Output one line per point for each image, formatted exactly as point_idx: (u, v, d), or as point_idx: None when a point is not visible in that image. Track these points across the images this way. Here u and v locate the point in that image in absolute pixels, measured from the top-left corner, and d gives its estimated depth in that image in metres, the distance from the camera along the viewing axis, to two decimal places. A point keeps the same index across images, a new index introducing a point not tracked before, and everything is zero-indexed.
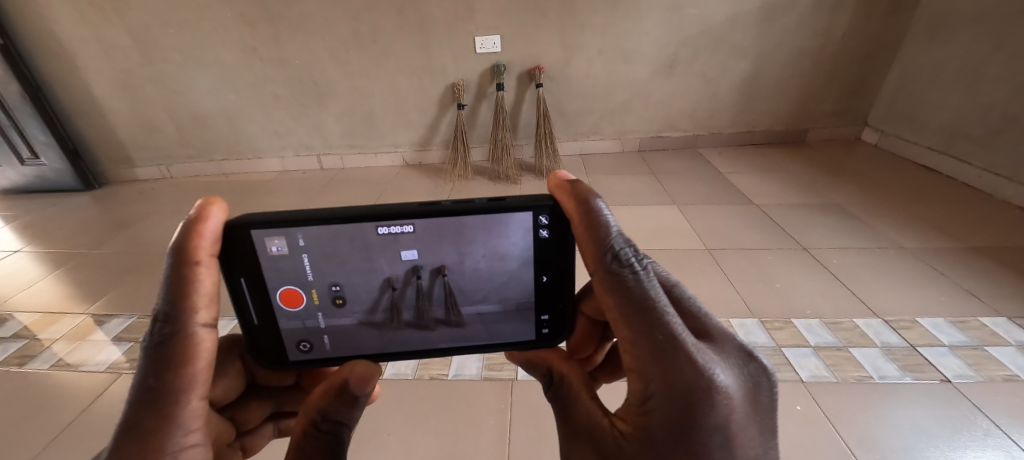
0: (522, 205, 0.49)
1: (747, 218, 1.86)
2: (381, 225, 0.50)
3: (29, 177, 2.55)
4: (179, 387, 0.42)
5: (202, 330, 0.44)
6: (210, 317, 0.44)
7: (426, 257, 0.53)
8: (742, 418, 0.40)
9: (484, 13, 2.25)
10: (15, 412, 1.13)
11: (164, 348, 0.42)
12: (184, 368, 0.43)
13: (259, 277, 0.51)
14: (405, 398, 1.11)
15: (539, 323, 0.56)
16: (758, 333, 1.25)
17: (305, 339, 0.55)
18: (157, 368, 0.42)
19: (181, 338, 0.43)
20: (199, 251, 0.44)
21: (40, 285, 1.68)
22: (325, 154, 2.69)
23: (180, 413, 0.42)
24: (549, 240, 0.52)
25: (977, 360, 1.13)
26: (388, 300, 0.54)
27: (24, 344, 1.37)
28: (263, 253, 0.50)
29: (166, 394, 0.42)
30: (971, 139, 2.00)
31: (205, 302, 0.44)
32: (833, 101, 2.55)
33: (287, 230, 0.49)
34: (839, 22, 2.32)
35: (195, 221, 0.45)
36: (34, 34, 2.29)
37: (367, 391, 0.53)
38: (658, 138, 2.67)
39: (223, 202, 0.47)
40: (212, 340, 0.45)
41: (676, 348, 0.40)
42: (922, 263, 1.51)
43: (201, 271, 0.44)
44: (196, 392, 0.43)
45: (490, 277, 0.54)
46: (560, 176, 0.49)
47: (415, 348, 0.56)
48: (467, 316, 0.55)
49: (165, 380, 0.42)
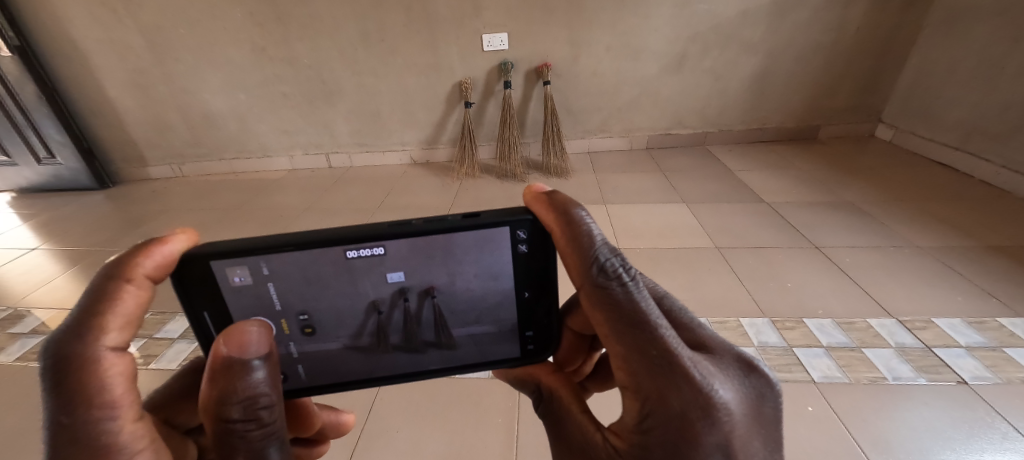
0: (500, 221, 0.49)
1: (757, 216, 1.84)
2: (351, 249, 0.49)
3: (46, 176, 2.60)
4: (97, 417, 0.36)
5: (110, 354, 0.38)
6: (121, 339, 0.39)
7: (413, 278, 0.51)
8: (743, 433, 0.39)
9: (492, 10, 2.23)
10: (31, 407, 1.16)
11: (66, 378, 0.37)
12: (100, 396, 0.37)
13: (221, 308, 0.49)
14: (412, 397, 1.11)
15: (525, 340, 0.55)
16: (768, 332, 1.23)
17: (280, 368, 0.53)
18: (63, 403, 0.36)
19: (84, 364, 0.37)
20: (134, 270, 0.41)
21: (56, 282, 1.71)
22: (334, 152, 2.71)
23: (107, 444, 0.36)
24: (531, 256, 0.52)
25: (995, 362, 1.11)
26: (374, 325, 0.52)
27: (41, 340, 1.40)
28: (225, 285, 0.48)
29: (80, 428, 0.36)
30: (989, 135, 1.95)
31: (118, 324, 0.39)
32: (846, 97, 2.51)
33: (247, 260, 0.48)
34: (852, 17, 2.27)
35: (147, 242, 0.43)
36: (50, 36, 2.33)
37: (257, 351, 0.42)
38: (667, 136, 2.65)
39: (190, 231, 0.47)
40: (125, 365, 0.39)
41: (672, 363, 0.39)
42: (938, 263, 1.48)
43: (129, 289, 0.41)
44: (124, 418, 0.38)
45: (484, 298, 0.53)
46: (537, 189, 0.49)
47: (404, 372, 0.54)
48: (459, 338, 0.54)
49: (71, 415, 0.36)
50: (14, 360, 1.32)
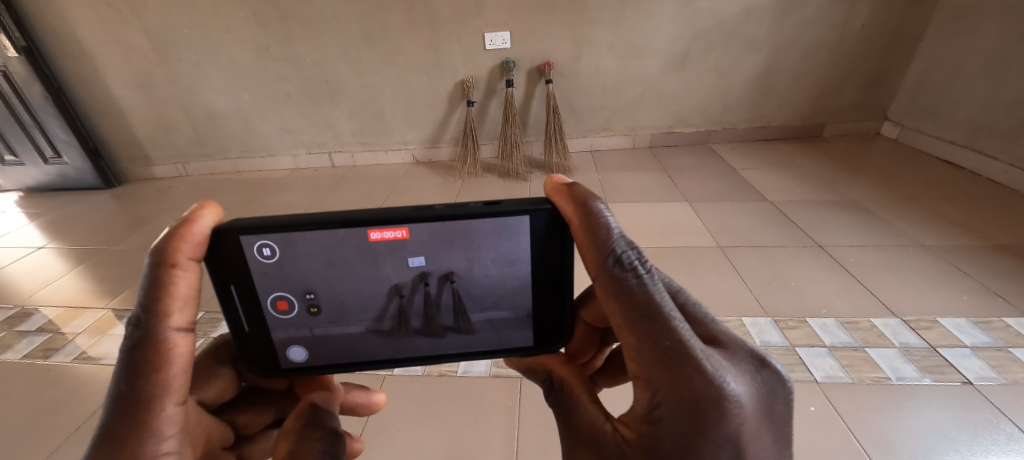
0: (519, 209, 0.48)
1: (760, 215, 1.83)
2: (376, 229, 0.48)
3: (53, 175, 2.63)
4: (155, 393, 0.41)
5: (175, 333, 0.43)
6: (184, 320, 0.44)
7: (434, 263, 0.51)
8: (754, 427, 0.39)
9: (493, 9, 2.23)
10: (38, 404, 1.17)
11: (136, 355, 0.42)
12: (157, 374, 0.41)
13: (246, 282, 0.49)
14: (415, 394, 1.12)
15: (541, 327, 0.54)
16: (771, 332, 1.23)
17: (297, 347, 0.53)
18: (129, 375, 0.41)
19: (151, 341, 0.42)
20: (177, 254, 0.43)
21: (63, 280, 1.73)
22: (336, 151, 2.72)
23: (155, 421, 0.41)
24: (550, 241, 0.50)
25: (1001, 362, 1.10)
26: (396, 308, 0.52)
27: (47, 338, 1.41)
28: (252, 258, 0.49)
29: (138, 401, 0.41)
30: (996, 133, 1.93)
31: (179, 306, 0.43)
32: (851, 95, 2.49)
33: (274, 236, 0.48)
34: (857, 14, 2.25)
35: (180, 223, 0.44)
36: (56, 36, 2.35)
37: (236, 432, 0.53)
38: (670, 134, 2.64)
39: (215, 205, 0.47)
40: (187, 345, 0.44)
41: (684, 354, 0.39)
42: (945, 263, 1.46)
43: (178, 273, 0.43)
44: (172, 399, 0.42)
45: (501, 284, 0.52)
46: (558, 179, 0.48)
47: (422, 355, 0.54)
48: (476, 323, 0.53)
49: (138, 386, 0.41)
50: (21, 358, 1.34)
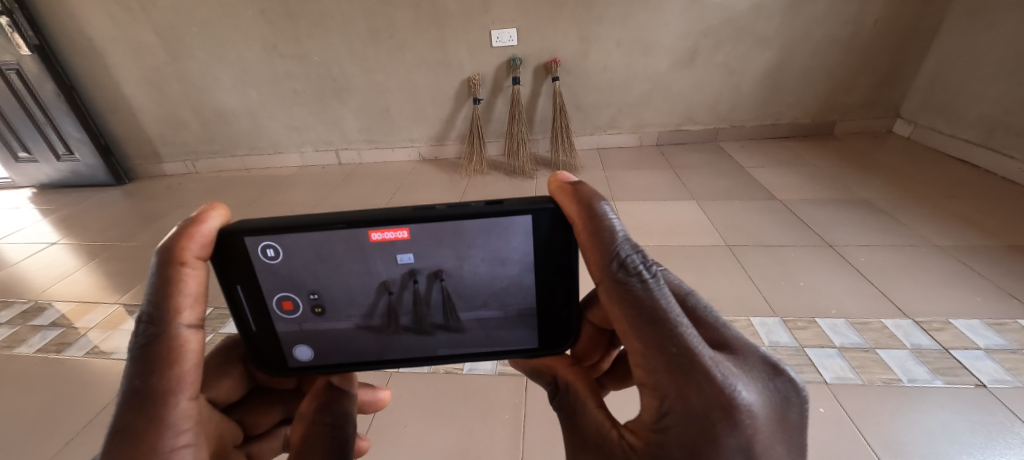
0: (521, 209, 0.48)
1: (769, 214, 1.80)
2: (375, 229, 0.48)
3: (66, 172, 2.66)
4: (168, 388, 0.42)
5: (186, 330, 0.43)
6: (195, 317, 0.44)
7: (423, 260, 0.50)
8: (767, 436, 0.38)
9: (501, 6, 2.22)
10: (51, 397, 1.19)
11: (149, 351, 0.42)
12: (170, 370, 0.42)
13: (254, 283, 0.50)
14: (421, 391, 1.12)
15: (540, 328, 0.54)
16: (780, 332, 1.21)
17: (298, 345, 0.53)
18: (144, 371, 0.41)
19: (164, 338, 0.42)
20: (185, 253, 0.44)
21: (75, 275, 1.75)
22: (344, 148, 2.73)
23: (170, 415, 0.41)
24: (554, 240, 0.50)
25: (1016, 365, 1.08)
26: (385, 305, 0.52)
27: (61, 332, 1.43)
28: (258, 258, 0.49)
29: (153, 397, 0.41)
30: (1012, 131, 1.89)
31: (190, 303, 0.44)
32: (863, 91, 2.45)
33: (276, 237, 0.48)
34: (869, 10, 2.21)
35: (189, 223, 0.45)
36: (66, 33, 2.37)
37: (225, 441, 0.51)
38: (677, 132, 2.62)
39: (223, 206, 0.47)
40: (198, 341, 0.44)
41: (694, 362, 0.38)
42: (959, 263, 1.43)
43: (187, 271, 0.44)
44: (186, 393, 0.43)
45: (492, 282, 0.52)
46: (563, 178, 0.48)
47: (416, 355, 0.54)
48: (467, 322, 0.53)
49: (152, 382, 0.41)
50: (35, 352, 1.36)
